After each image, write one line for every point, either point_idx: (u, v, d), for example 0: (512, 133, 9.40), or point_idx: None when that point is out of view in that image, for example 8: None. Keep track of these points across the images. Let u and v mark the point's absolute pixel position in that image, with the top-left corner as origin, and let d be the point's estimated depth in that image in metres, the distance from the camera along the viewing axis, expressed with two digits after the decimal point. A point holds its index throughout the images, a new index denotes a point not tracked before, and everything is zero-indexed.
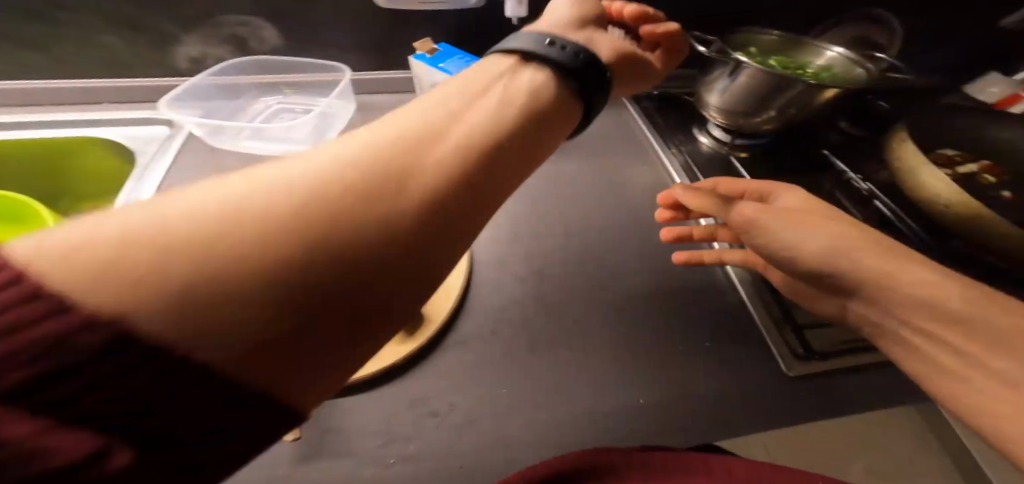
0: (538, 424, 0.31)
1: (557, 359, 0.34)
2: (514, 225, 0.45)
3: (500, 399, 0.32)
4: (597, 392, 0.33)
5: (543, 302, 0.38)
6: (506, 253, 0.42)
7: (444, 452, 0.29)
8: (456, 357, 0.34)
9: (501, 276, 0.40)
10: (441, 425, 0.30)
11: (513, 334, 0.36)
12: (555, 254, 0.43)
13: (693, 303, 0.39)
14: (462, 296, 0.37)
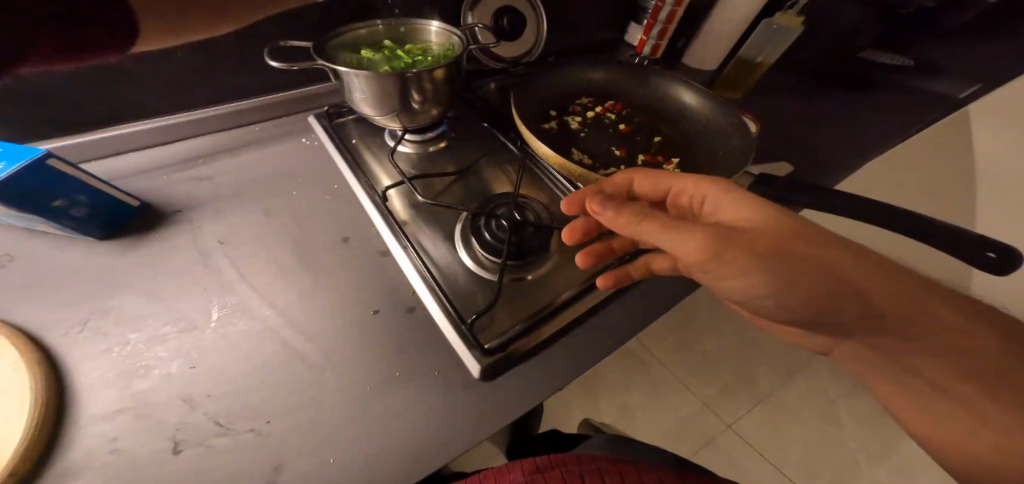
0: (366, 459, 0.32)
1: (357, 404, 0.35)
2: (318, 267, 0.43)
3: (400, 400, 0.36)
4: (407, 426, 0.35)
5: (314, 363, 0.38)
6: (290, 306, 0.40)
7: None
8: (263, 424, 0.34)
9: (294, 328, 0.39)
10: (347, 431, 0.34)
11: (328, 385, 0.36)
12: (360, 291, 0.43)
13: (526, 313, 0.42)
14: (339, 355, 0.37)
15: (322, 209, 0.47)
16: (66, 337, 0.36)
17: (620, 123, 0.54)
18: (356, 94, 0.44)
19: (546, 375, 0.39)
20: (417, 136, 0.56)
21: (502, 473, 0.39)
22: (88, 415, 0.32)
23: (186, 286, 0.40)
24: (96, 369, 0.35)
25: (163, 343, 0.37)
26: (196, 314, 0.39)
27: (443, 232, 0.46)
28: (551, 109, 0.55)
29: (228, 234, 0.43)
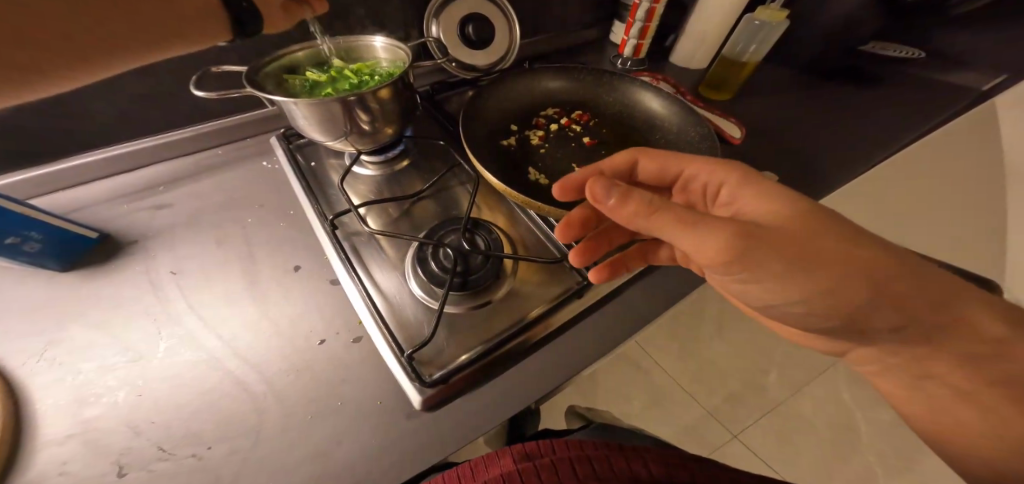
0: (336, 473, 0.33)
1: (326, 421, 0.36)
2: (276, 291, 0.44)
3: (341, 425, 0.36)
4: (378, 442, 0.35)
5: (269, 384, 0.38)
6: (249, 328, 0.41)
7: None
8: (235, 438, 0.34)
9: (255, 350, 0.40)
10: (286, 455, 0.34)
11: (293, 404, 0.37)
12: (310, 318, 0.42)
13: (497, 328, 0.41)
14: (325, 377, 0.39)
15: (276, 236, 0.48)
16: (22, 365, 0.37)
17: (585, 136, 0.52)
18: (302, 121, 0.43)
19: (491, 406, 0.38)
20: (377, 158, 0.55)
21: (492, 458, 0.33)
22: (42, 442, 0.33)
23: (141, 315, 0.41)
24: (49, 396, 0.35)
25: (113, 372, 0.37)
26: (146, 343, 0.39)
27: (395, 257, 0.46)
28: (513, 122, 0.53)
29: (183, 263, 0.44)
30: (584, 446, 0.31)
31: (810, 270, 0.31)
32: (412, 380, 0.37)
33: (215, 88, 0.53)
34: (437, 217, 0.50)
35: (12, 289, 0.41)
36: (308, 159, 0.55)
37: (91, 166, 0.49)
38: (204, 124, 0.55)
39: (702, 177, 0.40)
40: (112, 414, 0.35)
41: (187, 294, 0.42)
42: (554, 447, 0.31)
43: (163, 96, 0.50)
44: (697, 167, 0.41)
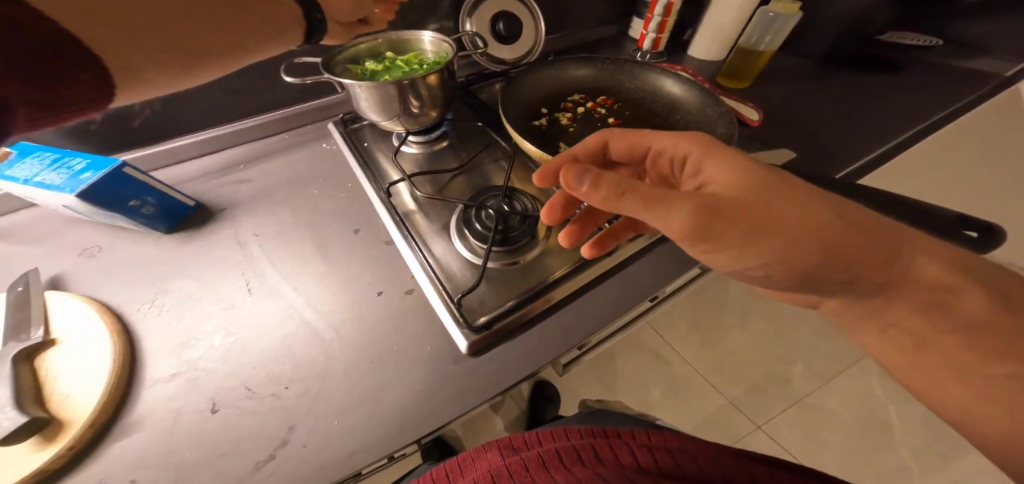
0: (399, 406, 0.39)
1: (387, 364, 0.42)
2: (339, 253, 0.50)
3: (397, 372, 0.42)
4: (431, 384, 0.41)
5: (338, 331, 0.44)
6: (318, 282, 0.47)
7: (275, 447, 0.36)
8: (313, 376, 0.41)
9: (325, 301, 0.46)
10: (349, 395, 0.40)
11: (359, 347, 0.43)
12: (369, 274, 0.49)
13: (532, 284, 0.47)
14: (386, 324, 0.45)
15: (337, 206, 0.54)
16: (139, 312, 0.44)
17: (610, 117, 0.57)
18: (363, 102, 0.50)
19: (525, 354, 0.43)
20: (420, 137, 0.62)
21: (480, 452, 0.39)
22: (151, 381, 0.40)
23: (230, 270, 0.48)
24: (161, 337, 0.43)
25: (209, 319, 0.44)
26: (235, 295, 0.46)
27: (439, 224, 0.52)
28: (543, 106, 0.59)
29: (262, 228, 0.51)
30: (564, 433, 0.37)
31: (772, 241, 0.33)
32: (459, 327, 0.42)
33: (297, 74, 0.62)
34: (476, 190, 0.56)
35: (126, 250, 0.49)
36: (360, 142, 0.62)
37: (185, 149, 0.57)
38: (272, 112, 0.62)
39: (666, 149, 0.43)
40: (214, 351, 0.42)
41: (264, 255, 0.49)
42: (541, 440, 0.37)
43: (241, 89, 0.58)
44: (662, 139, 0.44)
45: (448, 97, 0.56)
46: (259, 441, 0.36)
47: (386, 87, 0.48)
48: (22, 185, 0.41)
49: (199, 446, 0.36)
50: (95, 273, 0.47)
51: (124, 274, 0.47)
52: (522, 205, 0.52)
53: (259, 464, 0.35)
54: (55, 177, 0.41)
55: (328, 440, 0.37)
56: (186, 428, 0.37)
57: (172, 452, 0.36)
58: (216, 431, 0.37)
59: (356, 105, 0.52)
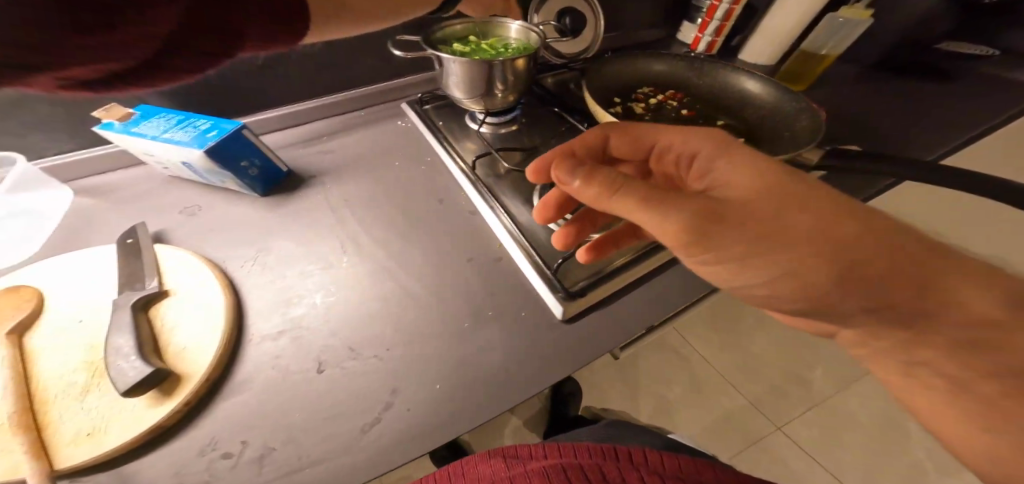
0: (499, 370, 0.40)
1: (483, 329, 0.43)
2: (428, 222, 0.52)
3: (494, 336, 0.43)
4: (527, 350, 0.42)
5: (433, 293, 0.45)
6: (410, 247, 0.49)
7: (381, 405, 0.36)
8: (414, 339, 0.41)
9: (419, 265, 0.48)
10: (447, 360, 0.40)
11: (455, 312, 0.44)
12: (457, 242, 0.50)
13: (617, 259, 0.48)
14: (479, 290, 0.46)
15: (421, 178, 0.57)
16: (240, 266, 0.46)
17: (682, 109, 0.59)
18: (452, 78, 0.54)
19: (613, 325, 0.44)
20: (494, 120, 0.64)
21: (483, 458, 0.37)
22: (254, 337, 0.40)
23: (326, 232, 0.50)
24: (264, 290, 0.44)
25: (308, 278, 0.45)
26: (331, 256, 0.48)
27: (522, 198, 0.53)
28: (616, 96, 0.61)
29: (352, 195, 0.53)
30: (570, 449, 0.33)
31: (788, 248, 0.30)
32: (556, 293, 0.43)
33: (401, 47, 0.63)
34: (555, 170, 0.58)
35: (225, 210, 0.51)
36: (435, 121, 0.64)
37: (276, 118, 0.60)
38: (354, 88, 0.65)
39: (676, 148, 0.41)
40: (316, 307, 0.43)
41: (357, 222, 0.51)
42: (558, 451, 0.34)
43: (333, 64, 0.61)
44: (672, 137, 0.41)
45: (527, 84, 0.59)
46: (365, 403, 0.36)
47: (479, 65, 0.51)
48: (149, 140, 0.43)
49: (305, 406, 0.36)
50: (195, 231, 0.49)
51: (222, 234, 0.49)
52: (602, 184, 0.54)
53: (367, 425, 0.35)
54: (181, 133, 0.43)
55: (433, 404, 0.37)
56: (291, 384, 0.37)
57: (282, 406, 0.36)
58: (323, 386, 0.37)
59: (444, 83, 0.55)
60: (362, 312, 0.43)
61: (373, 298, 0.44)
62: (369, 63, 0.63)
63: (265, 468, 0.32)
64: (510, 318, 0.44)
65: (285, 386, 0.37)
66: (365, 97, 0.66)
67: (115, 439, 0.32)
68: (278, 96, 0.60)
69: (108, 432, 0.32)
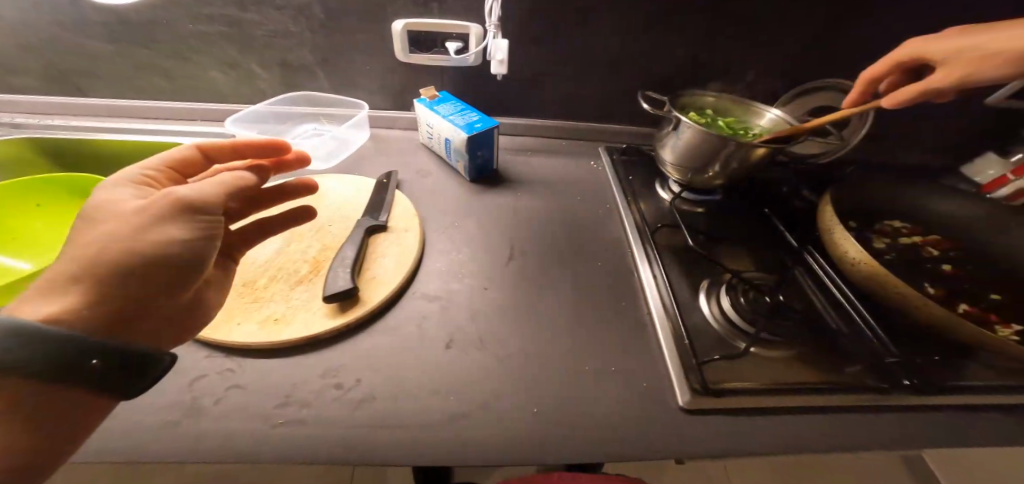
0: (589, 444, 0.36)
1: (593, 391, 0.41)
2: (592, 262, 0.53)
3: (609, 388, 0.40)
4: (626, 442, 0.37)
5: (570, 329, 0.45)
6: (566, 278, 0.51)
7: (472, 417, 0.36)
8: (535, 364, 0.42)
9: (569, 296, 0.49)
10: (553, 392, 0.39)
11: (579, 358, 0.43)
12: (608, 293, 0.49)
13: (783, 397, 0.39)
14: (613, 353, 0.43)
15: (595, 218, 0.59)
16: (436, 227, 0.53)
17: (944, 264, 0.46)
18: (673, 141, 0.56)
19: (758, 443, 0.37)
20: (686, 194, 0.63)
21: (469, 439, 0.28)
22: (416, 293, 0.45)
23: (504, 232, 0.55)
24: (442, 255, 0.50)
25: (475, 263, 0.50)
26: (499, 250, 0.53)
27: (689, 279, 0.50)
28: (854, 218, 0.51)
29: (532, 209, 0.59)
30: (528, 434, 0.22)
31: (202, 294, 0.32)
32: (690, 384, 0.39)
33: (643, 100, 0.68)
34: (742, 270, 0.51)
35: (443, 178, 0.62)
36: (625, 174, 0.66)
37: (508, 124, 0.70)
38: (577, 122, 0.72)
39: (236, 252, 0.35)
40: (471, 290, 0.47)
41: (532, 235, 0.55)
42: None
43: (575, 97, 0.69)
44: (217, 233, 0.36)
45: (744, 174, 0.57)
46: (472, 393, 0.38)
47: (715, 139, 0.51)
48: (440, 117, 0.57)
49: (419, 370, 0.38)
50: (418, 187, 0.59)
51: (431, 196, 0.59)
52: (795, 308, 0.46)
53: (459, 414, 0.36)
54: (460, 118, 0.57)
55: (523, 423, 0.37)
56: (424, 344, 0.40)
57: (404, 364, 0.38)
58: (442, 368, 0.39)
59: (663, 144, 0.58)
60: (504, 315, 0.45)
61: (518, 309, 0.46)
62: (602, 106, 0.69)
63: (363, 412, 0.34)
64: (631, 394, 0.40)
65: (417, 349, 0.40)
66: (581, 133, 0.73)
67: (291, 333, 0.37)
68: (520, 108, 0.70)
69: (290, 325, 0.38)
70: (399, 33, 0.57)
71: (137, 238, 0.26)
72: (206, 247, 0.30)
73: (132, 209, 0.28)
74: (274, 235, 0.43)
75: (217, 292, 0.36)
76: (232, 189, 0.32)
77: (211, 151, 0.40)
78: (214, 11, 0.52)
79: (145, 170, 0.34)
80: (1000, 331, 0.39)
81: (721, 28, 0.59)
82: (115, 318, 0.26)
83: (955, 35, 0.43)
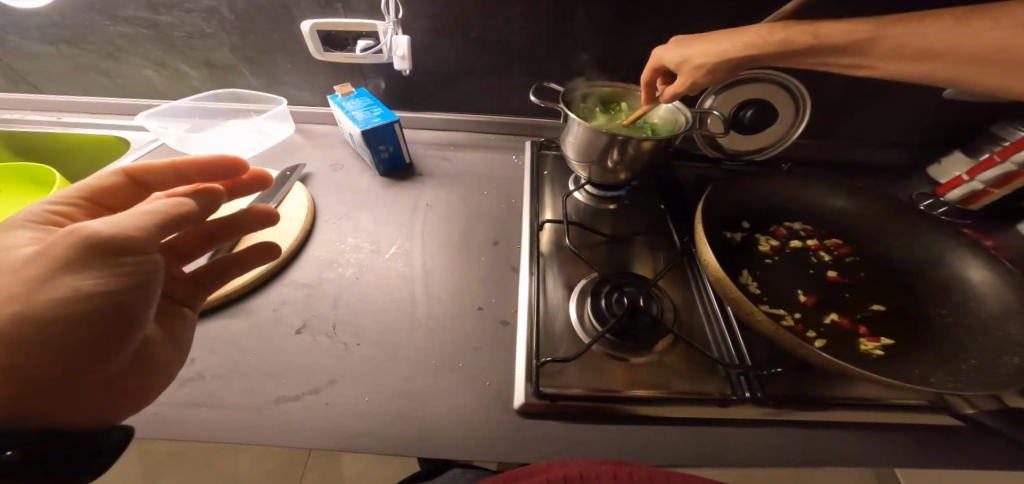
0: (400, 433, 0.38)
1: (429, 382, 0.42)
2: (477, 257, 0.54)
3: (449, 383, 0.42)
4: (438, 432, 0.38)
5: (430, 322, 0.47)
6: (445, 271, 0.52)
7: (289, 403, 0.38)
8: (377, 351, 0.43)
9: (440, 290, 0.50)
10: (392, 382, 0.41)
11: (428, 350, 0.44)
12: (481, 287, 0.50)
13: (612, 397, 0.41)
14: (462, 344, 0.45)
15: (497, 214, 0.60)
16: (329, 218, 0.57)
17: (831, 268, 0.46)
18: (570, 136, 0.54)
19: (581, 448, 0.38)
20: (596, 191, 0.62)
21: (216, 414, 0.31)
22: (290, 281, 0.48)
23: (398, 224, 0.57)
24: (330, 246, 0.53)
25: (357, 254, 0.52)
26: (389, 242, 0.54)
27: (566, 279, 0.51)
28: (747, 219, 0.49)
29: (435, 203, 0.60)
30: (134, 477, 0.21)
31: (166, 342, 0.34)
32: (527, 383, 0.41)
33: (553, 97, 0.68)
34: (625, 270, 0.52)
35: (357, 172, 0.64)
36: (542, 170, 0.66)
37: (435, 118, 0.71)
38: (504, 116, 0.72)
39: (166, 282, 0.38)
40: (345, 280, 0.49)
41: (426, 228, 0.57)
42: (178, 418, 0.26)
43: (497, 91, 0.68)
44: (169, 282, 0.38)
45: (644, 172, 0.55)
46: (306, 378, 0.40)
47: (600, 132, 0.49)
48: (344, 114, 0.60)
49: (257, 355, 0.42)
50: (327, 181, 0.62)
51: (340, 189, 0.61)
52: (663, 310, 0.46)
53: (285, 398, 0.39)
54: (361, 114, 0.59)
55: (348, 409, 0.39)
56: (273, 329, 0.44)
57: (241, 347, 0.42)
58: (285, 353, 0.42)
59: (564, 140, 0.56)
60: (369, 305, 0.47)
61: (386, 298, 0.48)
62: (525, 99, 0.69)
63: (187, 389, 0.38)
64: (470, 385, 0.42)
65: (272, 333, 0.43)
66: (510, 126, 0.73)
67: None
68: (446, 103, 0.71)
69: None
70: (308, 33, 0.58)
71: (30, 300, 0.24)
72: (132, 292, 0.28)
73: (24, 260, 0.26)
74: (229, 274, 0.43)
75: (164, 336, 0.34)
76: (164, 220, 0.29)
77: (140, 174, 0.38)
78: (132, 14, 0.57)
79: (51, 206, 0.32)
80: (861, 340, 0.40)
81: (625, 19, 0.57)
82: (28, 393, 0.24)
83: (676, 46, 0.47)
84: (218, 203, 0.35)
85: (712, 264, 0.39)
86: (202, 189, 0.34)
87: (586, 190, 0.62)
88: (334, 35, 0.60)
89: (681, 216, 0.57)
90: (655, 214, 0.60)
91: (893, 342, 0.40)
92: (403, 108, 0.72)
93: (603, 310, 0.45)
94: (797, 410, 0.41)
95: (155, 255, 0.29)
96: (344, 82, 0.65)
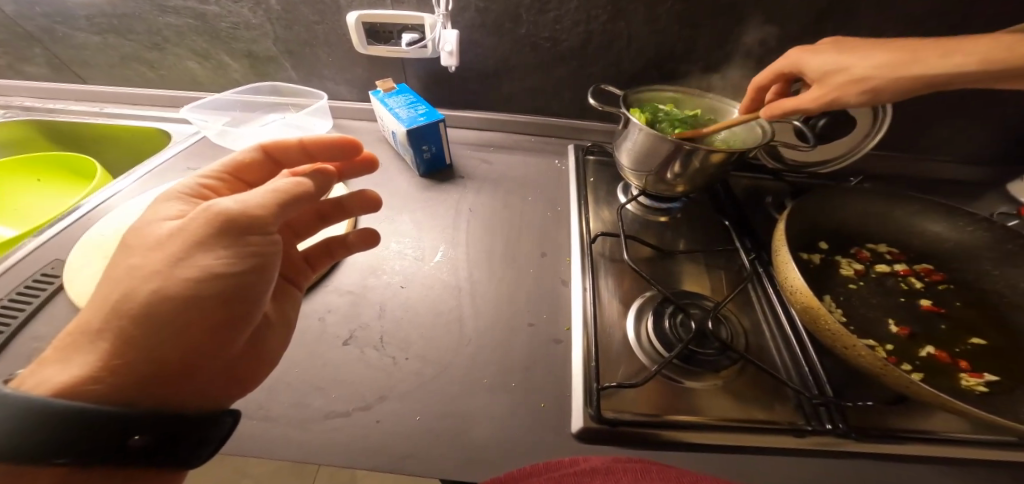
0: (449, 455, 0.35)
1: (479, 398, 0.39)
2: (523, 268, 0.51)
3: (503, 405, 0.39)
4: (489, 456, 0.35)
5: (479, 334, 0.45)
6: (490, 278, 0.50)
7: (337, 418, 0.37)
8: (427, 366, 0.41)
9: (488, 301, 0.48)
10: (439, 401, 0.39)
11: (475, 366, 0.42)
12: (530, 299, 0.48)
13: (678, 426, 0.37)
14: (513, 360, 0.43)
15: (541, 222, 0.57)
16: (370, 221, 0.55)
17: (923, 297, 0.44)
18: (627, 143, 0.51)
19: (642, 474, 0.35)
20: (648, 202, 0.59)
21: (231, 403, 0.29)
22: (336, 288, 0.47)
23: (443, 228, 0.55)
24: (373, 252, 0.52)
25: (401, 261, 0.51)
26: (434, 249, 0.53)
27: (622, 295, 0.49)
28: (824, 240, 0.49)
29: (477, 207, 0.58)
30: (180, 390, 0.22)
31: (276, 332, 0.36)
32: (587, 405, 0.38)
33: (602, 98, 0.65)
34: (683, 286, 0.49)
35: (396, 172, 0.62)
36: (587, 176, 0.63)
37: (475, 119, 0.69)
38: (546, 118, 0.69)
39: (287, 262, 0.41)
40: (396, 285, 0.48)
41: (474, 232, 0.55)
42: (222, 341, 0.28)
43: (543, 92, 0.65)
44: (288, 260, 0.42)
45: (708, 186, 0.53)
46: (356, 393, 0.39)
47: (666, 139, 0.46)
48: (387, 111, 0.57)
49: (303, 365, 0.40)
50: (367, 181, 0.60)
51: (382, 189, 0.59)
52: (729, 333, 0.44)
53: (334, 414, 0.37)
54: (405, 112, 0.56)
55: (398, 429, 0.36)
56: (322, 340, 0.43)
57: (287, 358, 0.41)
58: (332, 363, 0.41)
59: (618, 146, 0.54)
60: (419, 315, 0.46)
61: (437, 307, 0.46)
62: (572, 99, 0.66)
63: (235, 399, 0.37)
64: (522, 406, 0.39)
65: (324, 342, 0.42)
66: (553, 128, 0.69)
67: None
68: (487, 103, 0.68)
69: None
70: (353, 26, 0.56)
71: (167, 278, 0.25)
72: (249, 275, 0.28)
73: (167, 235, 0.27)
74: (334, 255, 0.45)
75: (279, 321, 0.37)
76: (284, 199, 0.29)
77: (273, 150, 0.38)
78: (180, 4, 0.56)
79: (202, 179, 0.33)
80: (961, 375, 0.37)
81: (691, 18, 0.53)
82: (155, 373, 0.25)
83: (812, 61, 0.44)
84: (331, 185, 0.34)
85: (798, 282, 0.38)
86: (316, 169, 0.33)
87: (640, 203, 0.59)
88: (380, 28, 0.57)
89: (743, 229, 0.55)
90: (714, 228, 0.57)
91: (998, 379, 0.37)
92: (442, 107, 0.69)
93: (666, 329, 0.43)
94: (886, 450, 0.37)
95: (275, 234, 0.30)
96: (386, 78, 0.63)
